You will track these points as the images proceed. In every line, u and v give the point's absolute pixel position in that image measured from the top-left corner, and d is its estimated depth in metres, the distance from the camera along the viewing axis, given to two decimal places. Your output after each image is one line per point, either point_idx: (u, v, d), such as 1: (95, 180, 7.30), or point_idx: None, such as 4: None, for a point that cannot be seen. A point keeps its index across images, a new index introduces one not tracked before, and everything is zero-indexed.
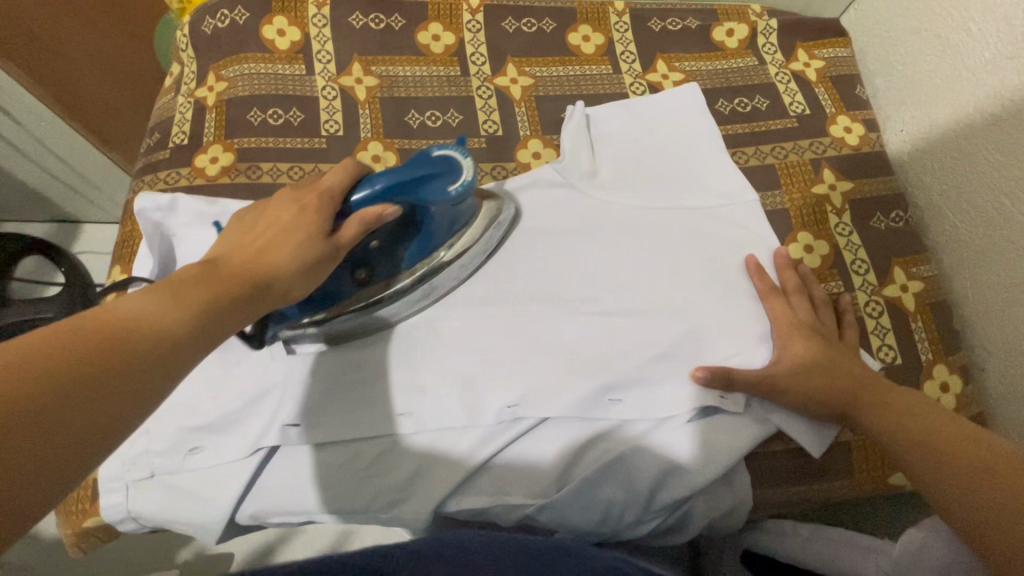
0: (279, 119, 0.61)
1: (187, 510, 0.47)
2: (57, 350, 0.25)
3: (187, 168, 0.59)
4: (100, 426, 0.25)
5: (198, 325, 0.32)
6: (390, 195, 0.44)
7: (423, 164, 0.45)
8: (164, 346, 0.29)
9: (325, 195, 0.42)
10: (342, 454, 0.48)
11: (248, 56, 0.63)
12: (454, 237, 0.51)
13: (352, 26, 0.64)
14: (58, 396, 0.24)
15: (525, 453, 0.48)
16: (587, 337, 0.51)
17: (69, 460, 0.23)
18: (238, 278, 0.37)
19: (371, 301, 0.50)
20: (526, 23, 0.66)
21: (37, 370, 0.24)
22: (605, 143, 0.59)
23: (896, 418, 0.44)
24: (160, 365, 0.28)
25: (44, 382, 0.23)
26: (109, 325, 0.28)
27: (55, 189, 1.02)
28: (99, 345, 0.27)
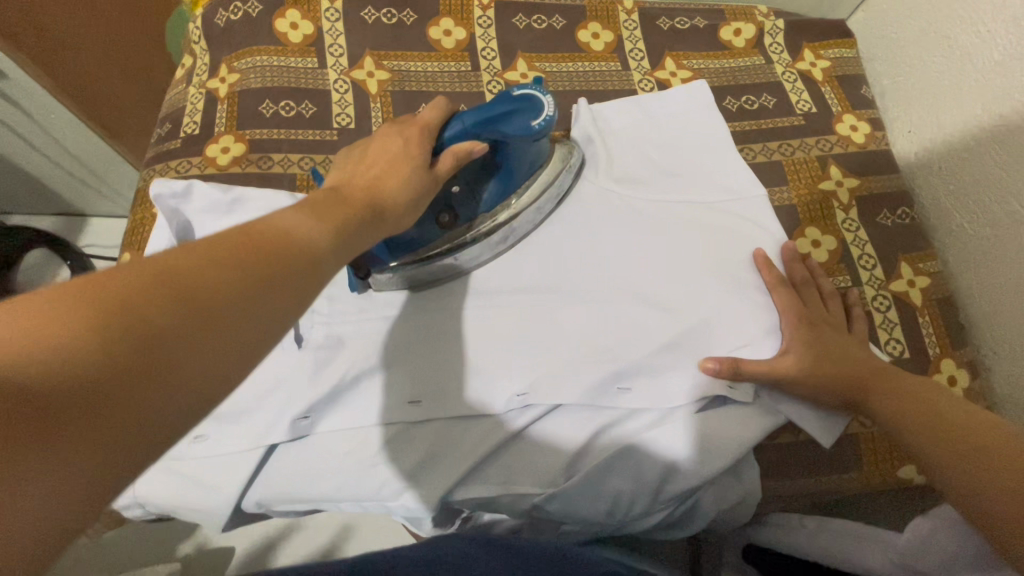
0: (291, 110, 0.61)
1: (191, 496, 0.47)
2: (226, 252, 0.26)
3: (198, 158, 0.60)
4: (260, 325, 0.26)
5: (332, 242, 0.32)
6: (481, 130, 0.46)
7: (509, 101, 0.47)
8: (308, 262, 0.29)
9: (423, 130, 0.45)
10: (351, 442, 0.48)
11: (261, 48, 0.63)
12: (532, 179, 0.53)
13: (363, 20, 0.65)
14: (226, 295, 0.25)
15: (534, 442, 0.49)
16: (597, 327, 0.51)
17: (232, 357, 0.25)
18: (363, 203, 0.38)
19: (455, 244, 0.52)
20: (537, 20, 0.66)
21: (193, 280, 0.24)
22: (615, 138, 0.60)
23: (906, 406, 0.44)
24: (311, 273, 0.29)
25: (196, 297, 0.24)
26: (258, 239, 0.28)
27: (61, 181, 1.03)
28: (250, 260, 0.27)
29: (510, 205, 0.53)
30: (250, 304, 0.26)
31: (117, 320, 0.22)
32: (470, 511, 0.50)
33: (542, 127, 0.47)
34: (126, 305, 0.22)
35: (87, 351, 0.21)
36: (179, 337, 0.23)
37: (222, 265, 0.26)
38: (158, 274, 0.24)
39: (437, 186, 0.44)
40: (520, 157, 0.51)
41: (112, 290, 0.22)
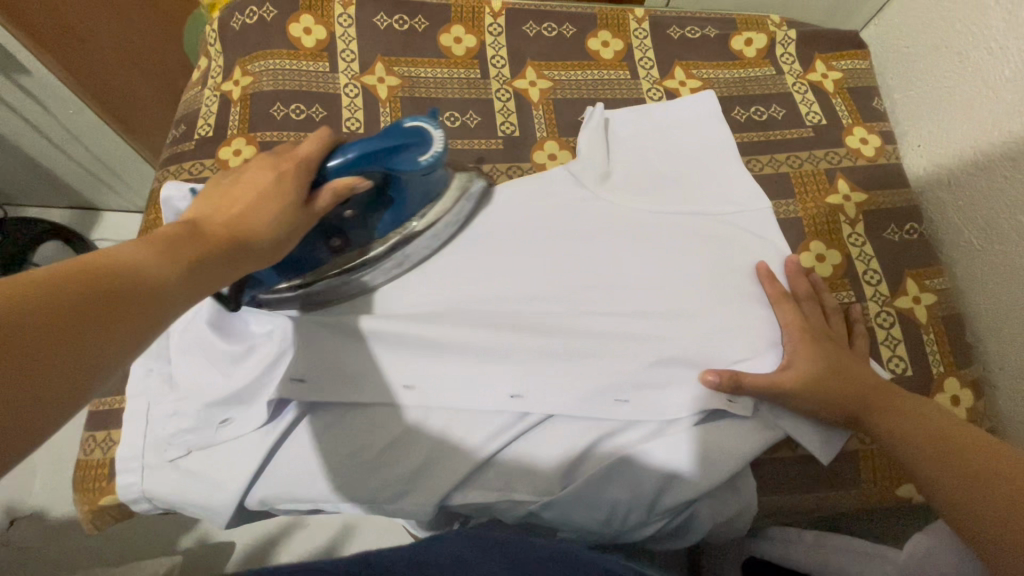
0: (302, 114, 0.62)
1: (198, 492, 0.48)
2: (69, 283, 0.26)
3: (211, 160, 0.61)
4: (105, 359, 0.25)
5: (183, 281, 0.32)
6: (363, 164, 0.45)
7: (396, 134, 0.46)
8: (154, 298, 0.29)
9: (301, 163, 0.43)
10: (351, 442, 0.49)
11: (274, 52, 0.64)
12: (427, 207, 0.53)
13: (375, 26, 0.66)
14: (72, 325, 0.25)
15: (531, 450, 0.49)
16: (595, 337, 0.51)
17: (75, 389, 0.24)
18: (222, 236, 0.37)
19: (346, 269, 0.52)
20: (547, 27, 0.66)
21: (36, 309, 0.24)
22: (621, 148, 0.60)
23: (906, 426, 0.44)
24: (159, 310, 0.29)
25: (20, 317, 0.23)
26: (95, 271, 0.27)
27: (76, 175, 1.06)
28: (85, 293, 0.26)
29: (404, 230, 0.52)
30: (82, 333, 0.25)
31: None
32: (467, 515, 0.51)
33: (426, 165, 0.47)
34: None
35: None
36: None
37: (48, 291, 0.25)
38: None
39: (313, 222, 0.44)
40: (410, 186, 0.50)
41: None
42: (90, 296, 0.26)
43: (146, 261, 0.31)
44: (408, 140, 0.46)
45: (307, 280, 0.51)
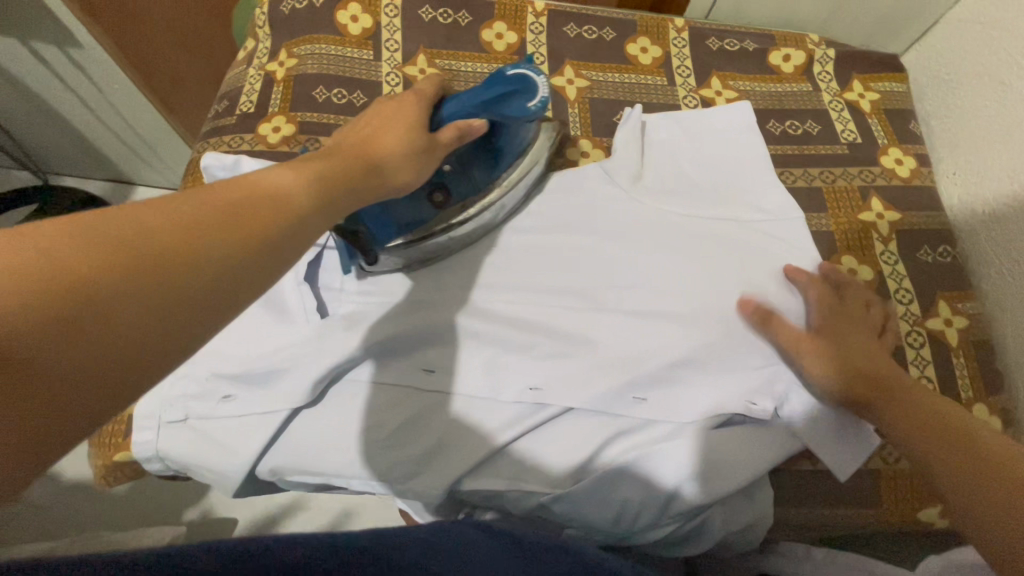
0: (343, 98, 0.64)
1: (212, 456, 0.48)
2: (195, 214, 0.26)
3: (251, 135, 0.62)
4: (233, 288, 0.27)
5: (316, 202, 0.33)
6: (476, 110, 0.48)
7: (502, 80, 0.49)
8: (282, 223, 0.30)
9: (421, 97, 0.48)
10: (363, 420, 0.49)
11: (321, 37, 0.66)
12: (518, 159, 0.55)
13: (420, 18, 0.67)
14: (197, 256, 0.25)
15: (545, 440, 0.49)
16: (617, 334, 0.51)
17: (204, 314, 0.25)
18: (349, 159, 0.38)
19: (449, 223, 0.53)
20: (587, 30, 0.67)
21: (159, 243, 0.25)
22: (655, 151, 0.60)
23: (903, 412, 0.43)
24: (287, 234, 0.30)
25: (141, 254, 0.24)
26: (220, 198, 0.28)
27: (113, 147, 1.11)
28: (206, 223, 0.26)
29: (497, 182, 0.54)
30: (215, 264, 0.26)
31: (47, 282, 0.22)
32: (473, 504, 0.51)
33: (534, 108, 0.49)
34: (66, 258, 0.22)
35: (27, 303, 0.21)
36: (135, 288, 0.23)
37: (174, 223, 0.26)
38: (99, 231, 0.24)
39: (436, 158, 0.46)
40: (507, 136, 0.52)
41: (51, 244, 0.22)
42: (216, 225, 0.27)
43: (276, 183, 0.31)
44: (514, 85, 0.50)
45: (413, 234, 0.52)
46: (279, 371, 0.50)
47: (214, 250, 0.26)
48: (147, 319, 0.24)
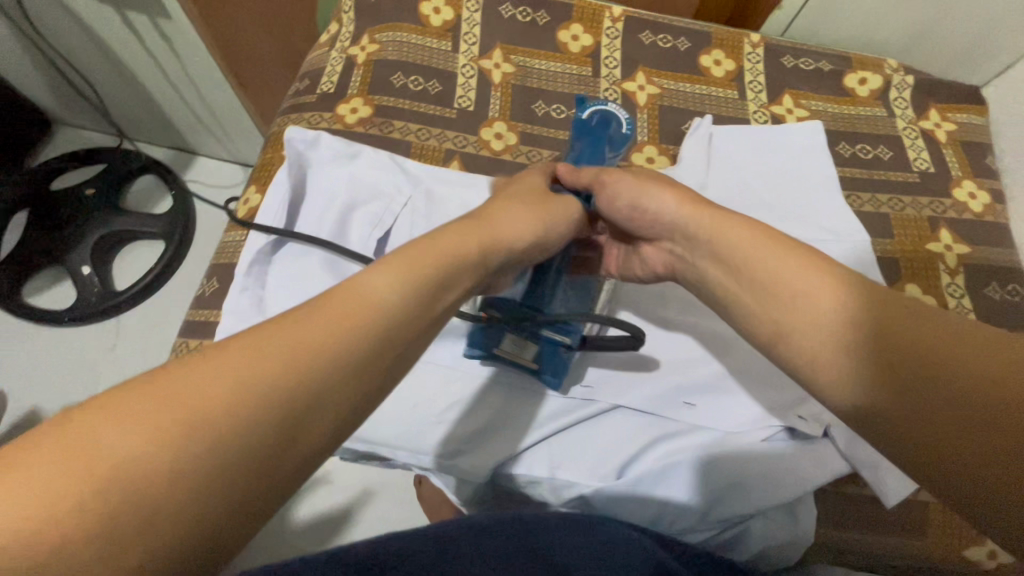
0: (419, 86, 0.66)
1: None
2: (265, 370, 0.25)
3: (329, 114, 0.65)
4: (314, 433, 0.26)
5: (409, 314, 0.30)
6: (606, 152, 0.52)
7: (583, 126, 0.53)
8: (361, 353, 0.27)
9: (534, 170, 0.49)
10: (416, 394, 0.52)
11: (403, 26, 0.68)
12: None
13: (500, 15, 0.69)
14: (268, 420, 0.24)
15: (590, 433, 0.50)
16: (668, 341, 0.53)
17: (290, 468, 0.25)
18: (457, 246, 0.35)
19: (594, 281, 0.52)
20: (662, 38, 0.68)
21: (228, 420, 0.24)
22: (722, 162, 0.60)
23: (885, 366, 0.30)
24: (370, 364, 0.28)
25: (208, 435, 0.23)
26: (292, 344, 0.26)
27: (180, 112, 1.19)
28: (277, 380, 0.25)
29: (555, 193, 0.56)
30: (289, 423, 0.25)
31: (113, 494, 0.21)
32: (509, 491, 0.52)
33: (630, 130, 0.52)
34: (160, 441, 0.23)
35: (137, 491, 0.22)
36: (207, 475, 0.23)
37: (237, 385, 0.24)
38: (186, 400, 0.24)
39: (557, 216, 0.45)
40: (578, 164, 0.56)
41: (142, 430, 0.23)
42: (302, 374, 0.26)
43: (363, 298, 0.29)
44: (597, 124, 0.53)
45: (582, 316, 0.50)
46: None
47: (297, 406, 0.25)
48: (243, 490, 0.24)
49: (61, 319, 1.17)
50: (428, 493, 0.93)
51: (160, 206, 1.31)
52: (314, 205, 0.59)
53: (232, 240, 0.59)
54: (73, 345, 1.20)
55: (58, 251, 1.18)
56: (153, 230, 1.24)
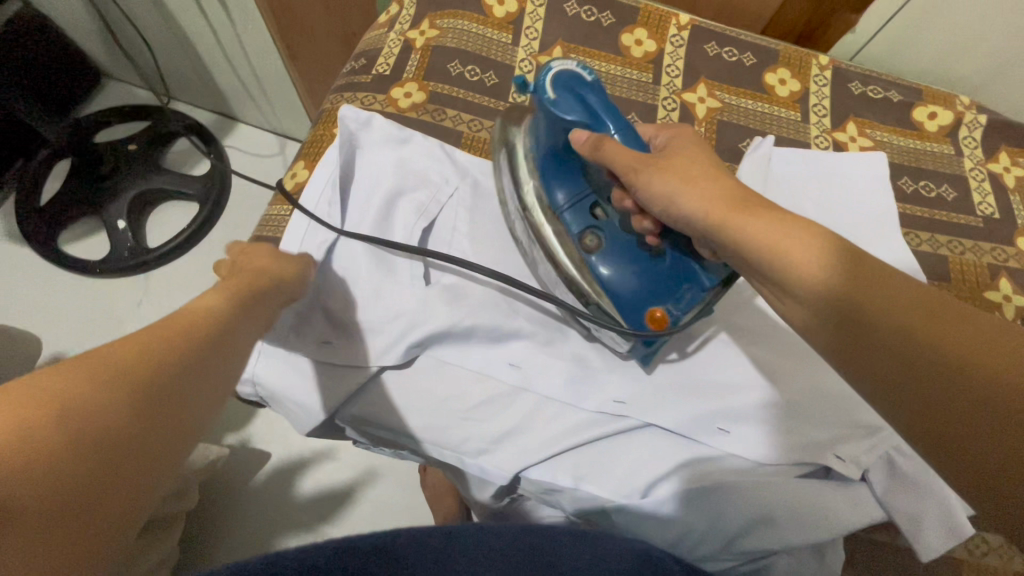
0: (476, 76, 0.65)
1: (305, 392, 0.52)
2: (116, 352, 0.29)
3: (383, 96, 0.64)
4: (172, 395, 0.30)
5: (232, 314, 0.38)
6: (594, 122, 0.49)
7: (563, 97, 0.49)
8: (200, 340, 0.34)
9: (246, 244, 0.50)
10: (449, 389, 0.52)
11: (465, 14, 0.68)
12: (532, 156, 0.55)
13: (564, 13, 0.68)
14: (128, 377, 0.28)
15: (617, 447, 0.50)
16: (706, 366, 0.52)
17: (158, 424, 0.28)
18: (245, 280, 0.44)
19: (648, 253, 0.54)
20: (727, 51, 0.67)
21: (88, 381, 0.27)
22: (778, 187, 0.59)
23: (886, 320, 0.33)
24: (209, 348, 0.34)
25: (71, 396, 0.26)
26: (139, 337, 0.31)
27: (228, 77, 1.20)
28: (130, 357, 0.29)
29: (533, 200, 0.55)
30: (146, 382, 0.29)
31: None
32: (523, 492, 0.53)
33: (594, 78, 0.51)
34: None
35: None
36: (68, 426, 0.25)
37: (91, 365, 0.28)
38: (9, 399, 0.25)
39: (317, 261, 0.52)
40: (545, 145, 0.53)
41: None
42: (135, 354, 0.29)
43: (192, 313, 0.36)
44: (567, 86, 0.49)
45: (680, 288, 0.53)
46: (392, 318, 0.53)
47: (145, 373, 0.29)
48: (99, 449, 0.25)
49: (91, 269, 1.19)
50: (431, 480, 0.94)
51: (196, 168, 1.31)
52: (360, 191, 0.58)
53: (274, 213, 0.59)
54: (98, 295, 1.21)
55: (96, 204, 1.21)
56: (186, 191, 1.25)
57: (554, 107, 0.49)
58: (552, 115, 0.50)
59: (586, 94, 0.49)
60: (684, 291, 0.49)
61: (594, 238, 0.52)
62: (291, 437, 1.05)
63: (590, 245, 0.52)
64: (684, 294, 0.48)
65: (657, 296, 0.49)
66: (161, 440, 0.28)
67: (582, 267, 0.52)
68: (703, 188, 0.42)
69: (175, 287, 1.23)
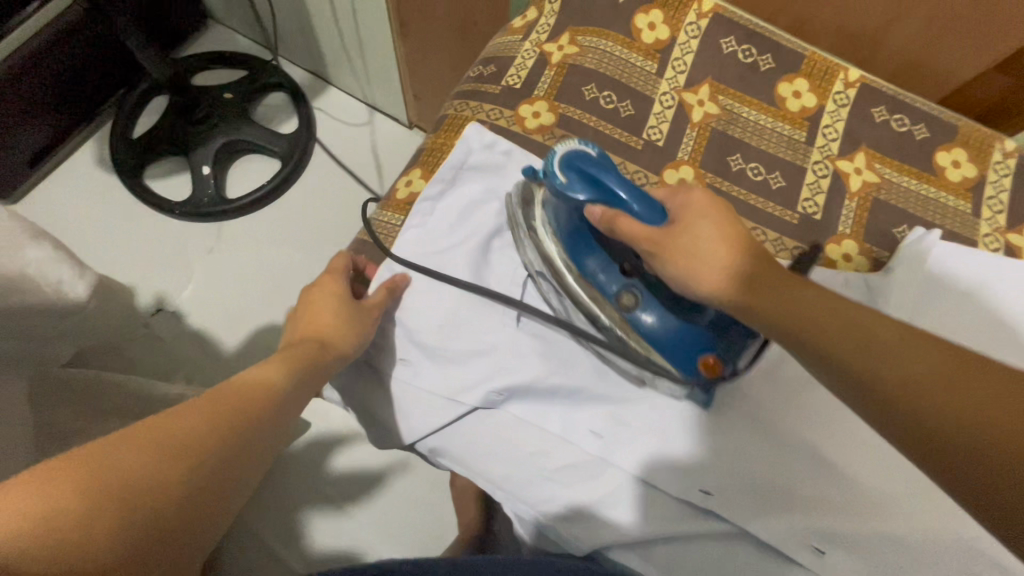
0: (612, 105, 0.61)
1: (392, 417, 0.53)
2: (200, 418, 0.39)
3: (510, 111, 0.61)
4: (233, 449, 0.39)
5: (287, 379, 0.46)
6: (604, 196, 0.47)
7: (575, 178, 0.48)
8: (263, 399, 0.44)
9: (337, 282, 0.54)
10: (533, 444, 0.51)
11: (611, 34, 0.63)
12: (548, 218, 0.53)
13: (719, 49, 0.63)
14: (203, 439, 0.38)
15: (703, 551, 0.47)
16: (822, 477, 0.47)
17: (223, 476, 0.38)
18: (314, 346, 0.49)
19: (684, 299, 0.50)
20: (898, 119, 0.59)
21: (178, 439, 0.36)
22: (935, 289, 0.53)
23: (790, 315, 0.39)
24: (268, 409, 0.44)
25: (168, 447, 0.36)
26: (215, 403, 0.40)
27: (333, 42, 1.19)
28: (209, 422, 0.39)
29: (561, 268, 0.52)
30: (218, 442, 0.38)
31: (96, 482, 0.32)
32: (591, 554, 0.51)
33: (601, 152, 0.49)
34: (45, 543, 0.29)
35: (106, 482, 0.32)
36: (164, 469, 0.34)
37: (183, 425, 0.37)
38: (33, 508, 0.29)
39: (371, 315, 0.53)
40: (564, 216, 0.51)
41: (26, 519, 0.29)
42: (216, 420, 0.39)
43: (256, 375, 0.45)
44: (573, 167, 0.48)
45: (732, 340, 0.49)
46: (472, 354, 0.52)
47: (218, 436, 0.39)
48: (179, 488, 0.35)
49: (170, 210, 1.20)
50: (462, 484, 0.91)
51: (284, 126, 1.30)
52: (463, 223, 0.57)
53: (384, 221, 0.58)
54: (171, 236, 1.22)
55: (185, 145, 1.21)
56: (270, 147, 1.24)
57: (565, 187, 0.48)
58: (569, 197, 0.48)
59: (596, 173, 0.47)
60: (730, 335, 0.48)
61: (632, 297, 0.50)
62: (330, 411, 1.01)
63: (628, 303, 0.50)
64: (729, 339, 0.48)
65: (701, 344, 0.48)
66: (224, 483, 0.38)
67: (625, 326, 0.50)
68: (700, 269, 0.42)
69: (245, 240, 1.23)
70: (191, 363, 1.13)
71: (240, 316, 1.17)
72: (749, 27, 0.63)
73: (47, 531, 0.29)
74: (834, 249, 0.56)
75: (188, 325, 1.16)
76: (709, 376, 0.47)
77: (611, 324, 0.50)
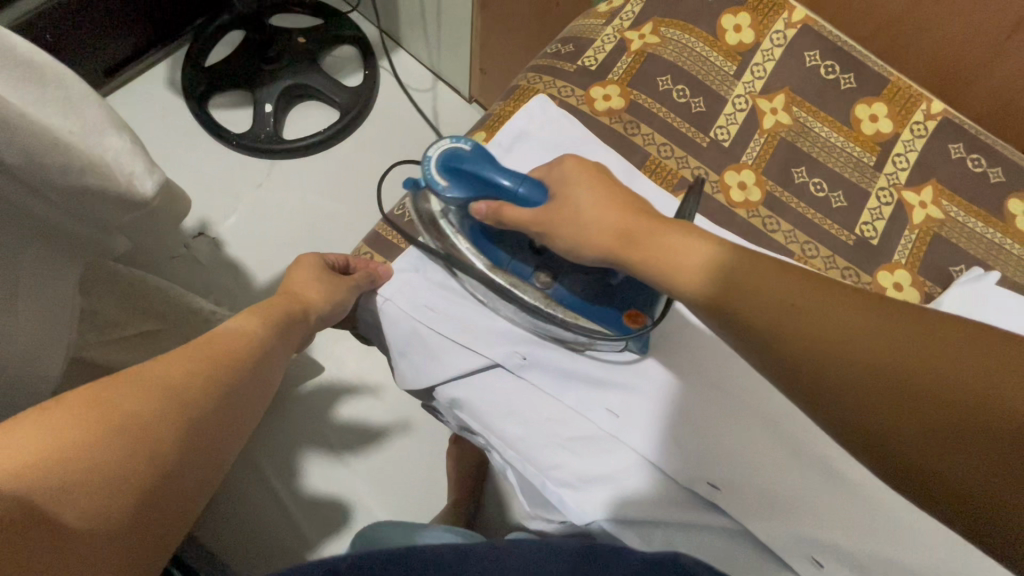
0: (684, 99, 0.61)
1: (417, 359, 0.54)
2: (207, 361, 0.43)
3: (581, 90, 0.61)
4: (234, 392, 0.44)
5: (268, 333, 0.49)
6: (482, 189, 0.47)
7: (453, 178, 0.48)
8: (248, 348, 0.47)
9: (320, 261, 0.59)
10: (550, 411, 0.51)
11: (695, 31, 0.63)
12: (450, 223, 0.52)
13: (802, 61, 0.62)
14: (211, 379, 0.42)
15: (701, 538, 0.48)
16: (831, 492, 0.47)
17: (224, 418, 0.42)
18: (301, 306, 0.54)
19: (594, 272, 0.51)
20: (975, 159, 0.58)
21: (186, 380, 0.40)
22: None
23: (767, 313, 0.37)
24: (261, 362, 0.48)
25: (182, 386, 0.39)
26: (216, 351, 0.44)
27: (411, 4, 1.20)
28: (216, 365, 0.43)
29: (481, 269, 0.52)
30: (220, 381, 0.43)
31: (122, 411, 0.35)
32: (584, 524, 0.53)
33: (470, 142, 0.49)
34: (61, 476, 0.30)
35: (137, 410, 0.36)
36: (179, 407, 0.38)
37: (192, 368, 0.41)
38: (38, 444, 0.31)
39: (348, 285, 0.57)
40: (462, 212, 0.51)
41: (68, 437, 0.32)
42: (219, 364, 0.43)
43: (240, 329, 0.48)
44: (450, 167, 0.48)
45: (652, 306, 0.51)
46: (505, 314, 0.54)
47: (222, 378, 0.43)
48: (192, 421, 0.39)
49: (227, 139, 1.23)
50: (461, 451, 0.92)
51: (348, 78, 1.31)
52: None
53: None
54: (224, 164, 1.25)
55: (253, 80, 1.24)
56: (332, 96, 1.26)
57: (450, 194, 0.48)
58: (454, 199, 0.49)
59: (471, 168, 0.47)
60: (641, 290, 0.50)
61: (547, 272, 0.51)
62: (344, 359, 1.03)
63: (545, 281, 0.51)
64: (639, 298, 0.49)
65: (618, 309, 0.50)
66: (225, 419, 0.42)
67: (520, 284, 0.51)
68: (589, 236, 0.44)
69: (294, 181, 1.26)
70: (223, 289, 1.16)
71: (276, 254, 1.20)
72: (837, 44, 0.62)
73: (89, 451, 0.32)
74: (883, 276, 0.56)
75: (225, 254, 1.19)
76: (635, 329, 0.49)
77: (535, 306, 0.51)
